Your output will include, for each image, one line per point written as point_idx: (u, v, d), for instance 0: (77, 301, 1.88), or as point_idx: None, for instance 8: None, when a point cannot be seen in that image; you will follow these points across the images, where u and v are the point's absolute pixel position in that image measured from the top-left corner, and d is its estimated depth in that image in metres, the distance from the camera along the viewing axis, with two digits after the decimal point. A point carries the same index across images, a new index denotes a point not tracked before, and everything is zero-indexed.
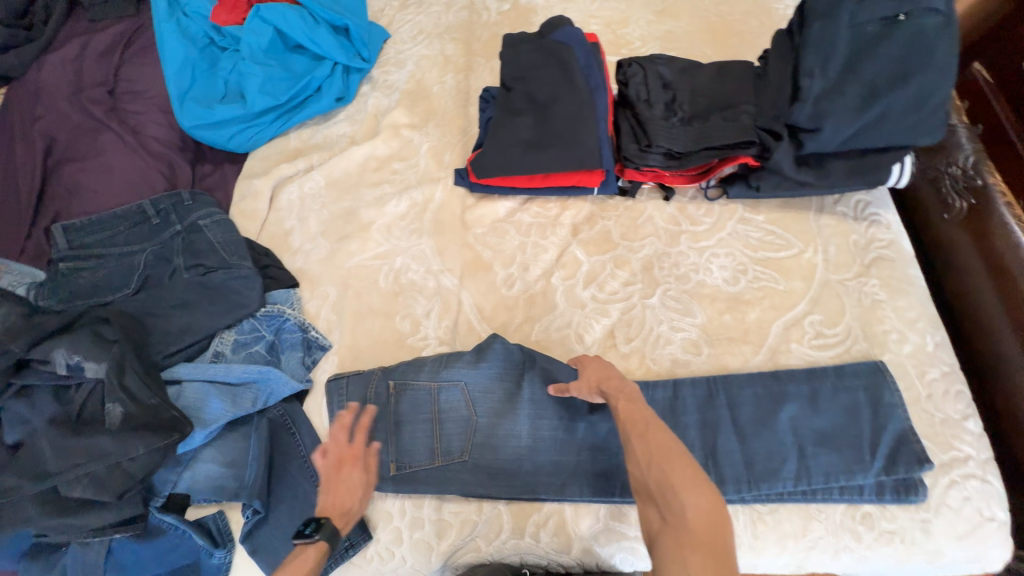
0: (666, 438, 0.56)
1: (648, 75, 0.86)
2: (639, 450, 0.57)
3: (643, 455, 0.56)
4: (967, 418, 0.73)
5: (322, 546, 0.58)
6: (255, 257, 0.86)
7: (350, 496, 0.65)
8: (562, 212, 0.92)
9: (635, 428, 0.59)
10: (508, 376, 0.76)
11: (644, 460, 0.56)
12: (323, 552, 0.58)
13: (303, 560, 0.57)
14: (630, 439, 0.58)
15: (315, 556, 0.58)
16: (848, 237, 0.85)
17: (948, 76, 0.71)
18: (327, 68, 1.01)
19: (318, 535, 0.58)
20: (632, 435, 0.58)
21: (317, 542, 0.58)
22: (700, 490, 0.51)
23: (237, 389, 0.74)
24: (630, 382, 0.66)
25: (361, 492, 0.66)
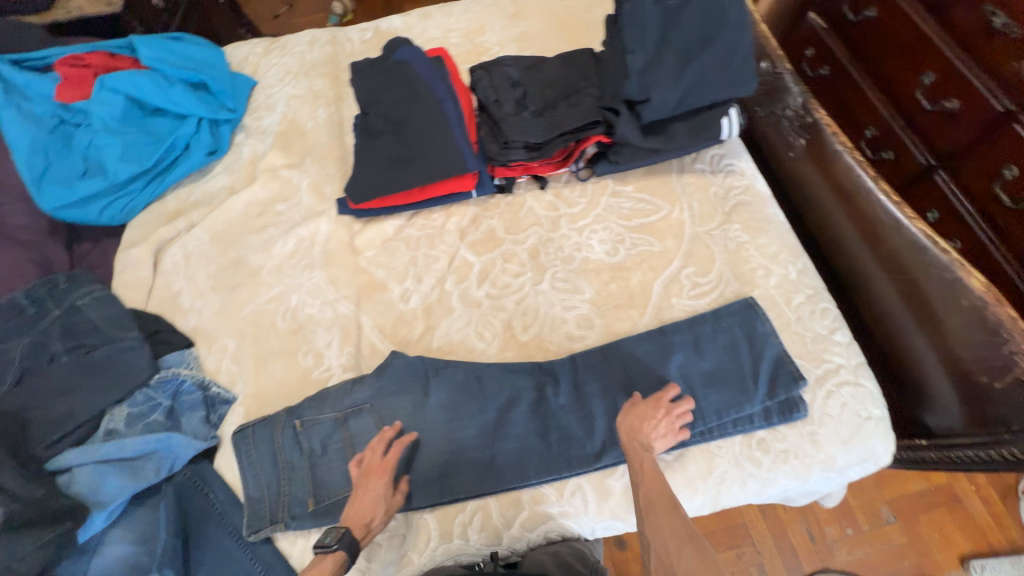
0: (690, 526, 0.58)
1: (495, 78, 0.91)
2: (661, 530, 0.59)
3: (674, 541, 0.57)
4: (834, 330, 0.79)
5: (340, 556, 0.62)
6: (144, 326, 0.85)
7: (370, 511, 0.67)
8: (447, 219, 0.95)
9: (657, 506, 0.61)
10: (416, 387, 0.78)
11: (673, 546, 0.57)
12: (340, 563, 0.62)
13: (320, 570, 0.62)
14: (654, 518, 0.60)
15: (332, 565, 0.62)
16: (708, 190, 0.92)
17: (744, 34, 0.80)
18: (191, 125, 1.01)
19: (336, 546, 0.62)
20: (651, 514, 0.61)
21: (335, 551, 0.62)
22: None
23: (135, 462, 0.72)
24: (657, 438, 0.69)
25: (384, 508, 0.68)
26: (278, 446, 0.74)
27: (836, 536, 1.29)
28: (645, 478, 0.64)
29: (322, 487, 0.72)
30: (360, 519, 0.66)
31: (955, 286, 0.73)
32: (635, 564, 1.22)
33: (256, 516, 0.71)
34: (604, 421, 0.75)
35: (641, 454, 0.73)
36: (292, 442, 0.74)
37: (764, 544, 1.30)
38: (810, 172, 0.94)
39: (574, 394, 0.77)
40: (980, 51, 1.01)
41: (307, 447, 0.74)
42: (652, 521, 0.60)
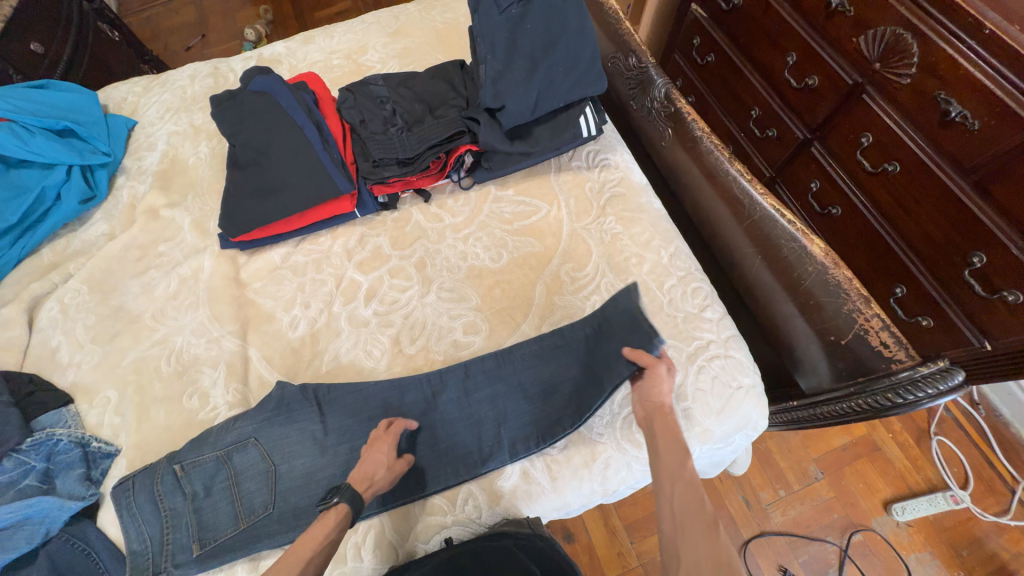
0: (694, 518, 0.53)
1: (360, 98, 0.92)
2: (691, 551, 0.51)
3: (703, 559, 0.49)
4: (704, 308, 0.83)
5: (342, 511, 0.61)
6: (15, 387, 0.81)
7: (376, 468, 0.67)
8: (333, 241, 0.95)
9: (683, 520, 0.53)
10: (297, 417, 0.77)
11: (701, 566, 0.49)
12: (344, 517, 0.61)
13: (322, 526, 0.60)
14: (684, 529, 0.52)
15: (335, 519, 0.60)
16: (584, 186, 0.95)
17: (585, 38, 0.84)
18: (60, 173, 0.97)
19: (336, 500, 0.61)
20: (679, 528, 0.53)
21: (337, 505, 0.61)
22: None
23: (3, 532, 0.69)
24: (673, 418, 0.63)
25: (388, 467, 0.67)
26: (160, 493, 0.72)
27: (770, 500, 1.31)
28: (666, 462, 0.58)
29: (206, 529, 0.71)
30: (362, 478, 0.65)
31: (799, 252, 0.79)
32: (584, 555, 1.18)
33: (138, 570, 0.69)
34: (491, 424, 0.77)
35: (524, 455, 0.74)
36: (174, 488, 0.73)
37: None
38: (680, 158, 0.98)
39: (462, 400, 0.78)
40: (825, 28, 1.07)
41: (191, 490, 0.72)
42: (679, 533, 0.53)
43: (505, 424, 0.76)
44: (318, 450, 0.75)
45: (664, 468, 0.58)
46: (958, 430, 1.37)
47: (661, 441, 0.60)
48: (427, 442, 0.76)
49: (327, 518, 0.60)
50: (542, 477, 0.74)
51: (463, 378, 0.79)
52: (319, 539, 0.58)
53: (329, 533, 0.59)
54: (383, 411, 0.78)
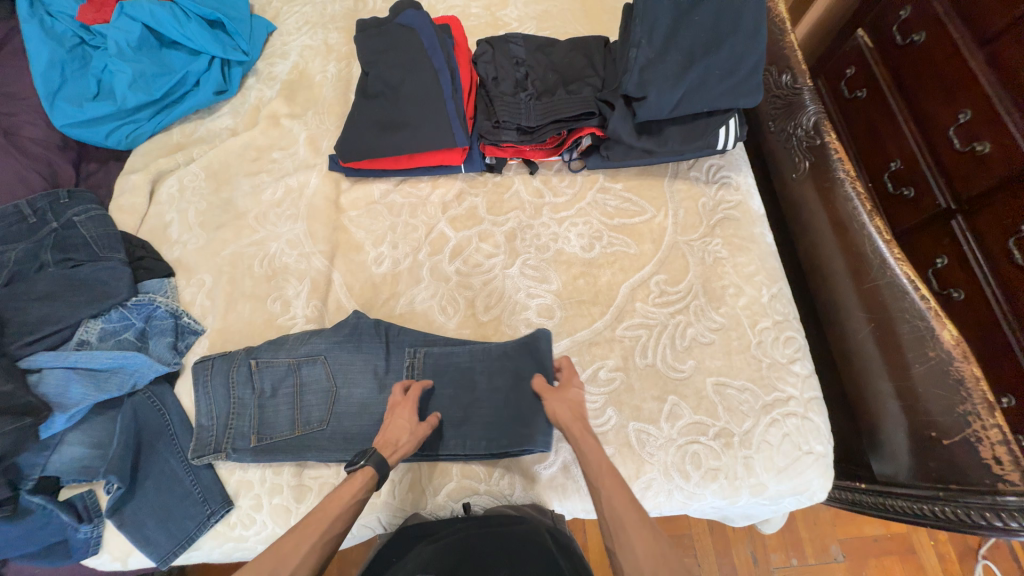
0: (649, 535, 0.56)
1: (498, 54, 0.89)
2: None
3: (648, 558, 0.55)
4: (794, 361, 0.78)
5: (369, 473, 0.64)
6: (131, 250, 0.89)
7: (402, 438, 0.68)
8: (433, 190, 0.95)
9: (659, 563, 0.54)
10: (364, 350, 0.80)
11: (646, 564, 0.54)
12: (370, 481, 0.63)
13: (348, 489, 0.62)
14: (627, 531, 0.57)
15: (361, 482, 0.63)
16: (697, 200, 0.89)
17: (756, 42, 0.76)
18: (204, 62, 1.02)
19: (363, 462, 0.64)
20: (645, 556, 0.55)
21: (364, 468, 0.64)
22: None
23: (100, 374, 0.76)
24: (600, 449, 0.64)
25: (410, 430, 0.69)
26: (234, 381, 0.78)
27: (779, 564, 1.26)
28: (608, 485, 0.61)
29: (266, 424, 0.76)
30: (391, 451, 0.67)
31: (923, 333, 0.71)
32: None
33: (202, 443, 0.75)
34: None
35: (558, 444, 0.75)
36: (245, 379, 0.78)
37: (705, 557, 1.26)
38: (810, 196, 0.91)
39: None
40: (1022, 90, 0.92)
41: (259, 388, 0.77)
42: (622, 536, 0.57)
43: None
44: (376, 385, 0.78)
45: (621, 504, 0.59)
46: (1010, 560, 1.25)
47: (606, 473, 0.61)
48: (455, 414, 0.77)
49: (345, 489, 0.62)
50: (581, 478, 0.74)
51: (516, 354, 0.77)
52: (345, 498, 0.61)
53: (353, 495, 0.61)
54: (440, 372, 0.78)
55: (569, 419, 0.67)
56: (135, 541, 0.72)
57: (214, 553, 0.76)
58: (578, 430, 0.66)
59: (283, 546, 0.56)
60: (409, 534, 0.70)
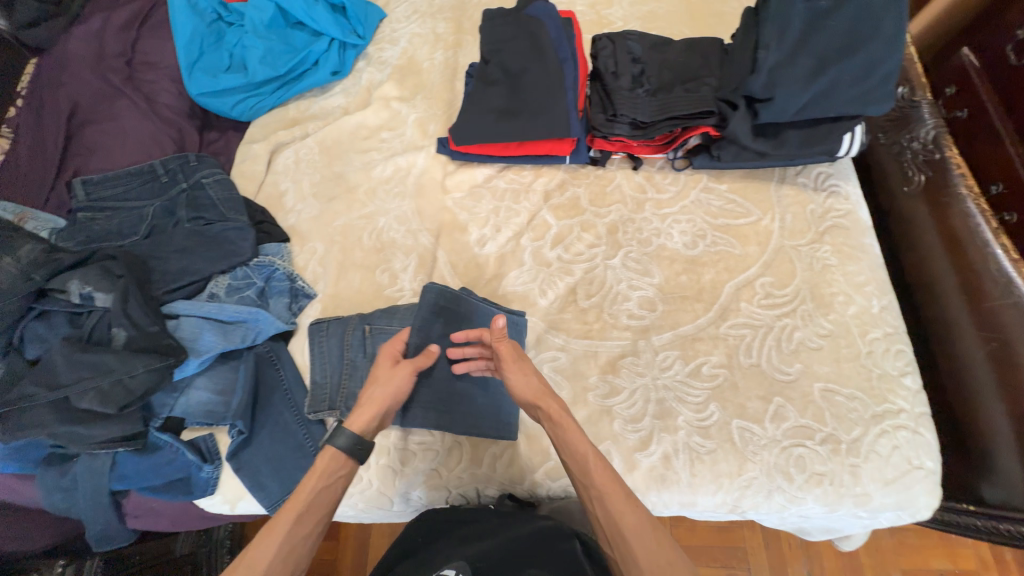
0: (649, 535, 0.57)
1: (617, 49, 0.91)
2: None
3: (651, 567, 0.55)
4: (905, 374, 0.76)
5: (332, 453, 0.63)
6: (252, 214, 0.94)
7: (388, 396, 0.69)
8: (536, 178, 0.98)
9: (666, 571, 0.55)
10: (449, 318, 0.80)
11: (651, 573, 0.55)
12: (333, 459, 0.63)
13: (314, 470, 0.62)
14: (626, 539, 0.57)
15: (326, 462, 0.62)
16: (805, 206, 0.89)
17: (895, 49, 0.75)
18: (325, 43, 1.09)
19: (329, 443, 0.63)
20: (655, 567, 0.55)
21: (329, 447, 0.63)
22: None
23: (228, 326, 0.81)
24: (577, 439, 0.63)
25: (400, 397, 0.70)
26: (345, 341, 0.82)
27: None
28: (599, 483, 0.61)
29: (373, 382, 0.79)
30: (367, 419, 0.67)
31: None
32: None
33: (317, 400, 0.79)
34: (648, 406, 0.77)
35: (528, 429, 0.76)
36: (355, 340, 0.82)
37: None
38: (921, 210, 0.89)
39: (611, 367, 0.80)
40: None
41: (371, 353, 0.81)
42: (623, 542, 0.57)
43: (663, 407, 0.77)
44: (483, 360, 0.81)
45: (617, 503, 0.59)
46: None
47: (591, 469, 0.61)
48: (454, 375, 0.80)
49: (311, 476, 0.61)
50: (681, 470, 0.74)
51: (454, 311, 0.80)
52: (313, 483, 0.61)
53: (326, 472, 0.62)
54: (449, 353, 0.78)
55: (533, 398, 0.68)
56: (251, 484, 0.77)
57: None
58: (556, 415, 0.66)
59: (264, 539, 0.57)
60: (438, 522, 0.72)
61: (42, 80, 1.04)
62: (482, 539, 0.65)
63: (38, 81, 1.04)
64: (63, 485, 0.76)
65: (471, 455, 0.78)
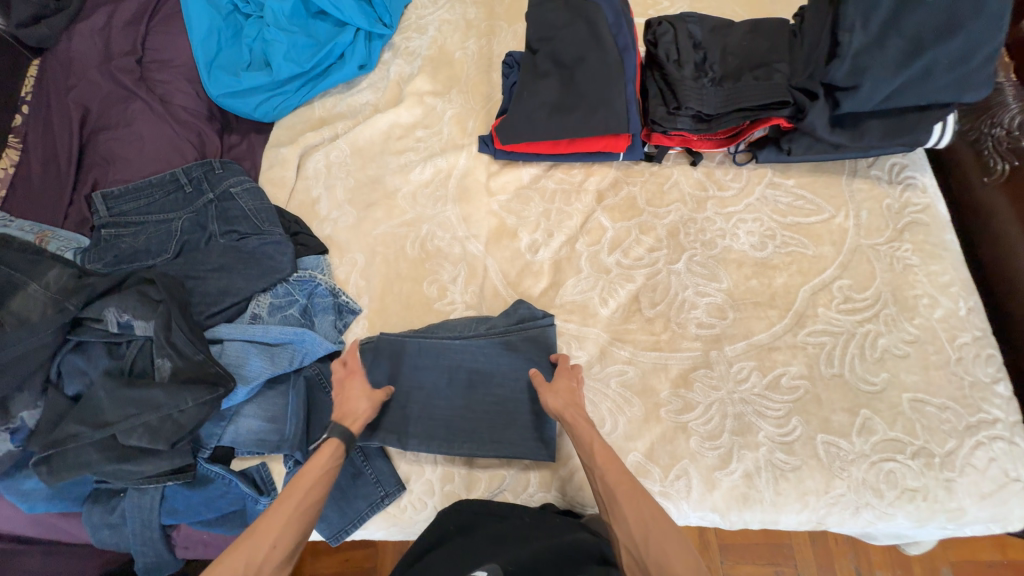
0: (643, 502, 0.57)
1: (679, 34, 0.84)
2: (664, 553, 0.53)
3: (637, 527, 0.55)
4: (998, 381, 0.72)
5: (336, 444, 0.65)
6: (286, 225, 0.88)
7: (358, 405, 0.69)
8: (587, 178, 0.91)
9: (654, 532, 0.55)
10: (483, 345, 0.76)
11: (638, 533, 0.55)
12: (337, 449, 0.65)
13: (319, 457, 0.64)
14: (619, 503, 0.58)
15: (330, 451, 0.64)
16: (881, 201, 0.83)
17: (998, 30, 0.69)
18: (351, 34, 1.00)
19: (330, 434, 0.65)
20: (647, 532, 0.55)
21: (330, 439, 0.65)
22: (684, 551, 0.53)
23: (274, 349, 0.76)
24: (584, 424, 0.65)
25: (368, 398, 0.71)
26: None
27: None
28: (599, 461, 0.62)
29: (442, 410, 0.75)
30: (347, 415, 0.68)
31: None
32: None
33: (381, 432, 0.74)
34: (726, 422, 0.73)
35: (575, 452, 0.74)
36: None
37: None
38: (1001, 203, 0.83)
39: (682, 382, 0.76)
40: None
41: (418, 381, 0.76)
42: (615, 505, 0.58)
43: (742, 422, 0.73)
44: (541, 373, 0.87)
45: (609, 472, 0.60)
46: None
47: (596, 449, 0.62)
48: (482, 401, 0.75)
49: (323, 456, 0.64)
50: (764, 488, 0.70)
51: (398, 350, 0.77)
52: (320, 467, 0.62)
53: (325, 465, 0.63)
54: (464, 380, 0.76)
55: (560, 408, 0.67)
56: None
57: (379, 532, 0.76)
58: (570, 417, 0.66)
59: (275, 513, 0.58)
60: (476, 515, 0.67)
61: (47, 83, 0.96)
62: (512, 539, 0.60)
63: (43, 85, 0.96)
64: (112, 522, 0.71)
65: (539, 479, 0.74)
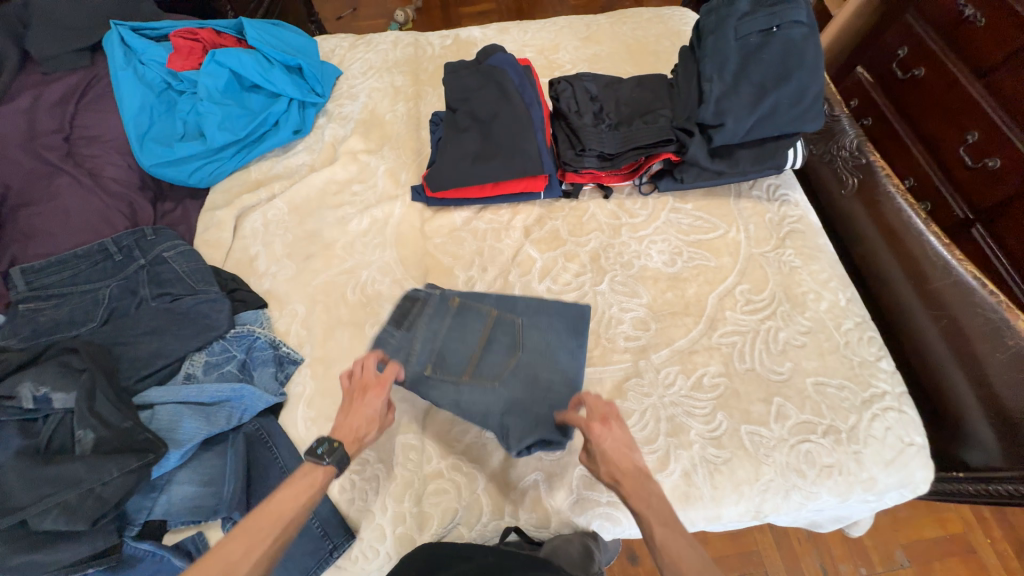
0: None
1: (576, 90, 0.98)
2: None
3: None
4: (880, 358, 0.83)
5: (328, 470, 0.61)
6: (223, 283, 0.89)
7: (360, 426, 0.66)
8: (514, 216, 1.00)
9: None
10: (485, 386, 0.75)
11: None
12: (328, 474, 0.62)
13: (304, 488, 0.60)
14: None
15: (322, 479, 0.61)
16: (764, 216, 0.97)
17: (819, 74, 0.86)
18: (284, 104, 1.08)
19: (327, 460, 0.61)
20: None
21: (325, 464, 0.61)
22: None
23: (210, 408, 0.75)
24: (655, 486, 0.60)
25: (374, 418, 0.68)
26: (435, 314, 0.80)
27: None
28: (671, 539, 0.56)
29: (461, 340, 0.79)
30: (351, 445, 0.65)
31: (999, 325, 0.77)
32: None
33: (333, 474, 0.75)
34: (660, 426, 0.78)
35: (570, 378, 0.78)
36: (446, 313, 0.81)
37: None
38: (858, 210, 1.00)
39: (617, 392, 0.81)
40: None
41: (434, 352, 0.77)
42: None
43: (674, 423, 0.78)
44: (571, 306, 0.82)
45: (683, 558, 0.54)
46: None
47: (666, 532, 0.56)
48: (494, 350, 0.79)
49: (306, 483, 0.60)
50: (703, 484, 0.74)
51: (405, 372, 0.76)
52: (300, 500, 0.59)
53: (304, 494, 0.59)
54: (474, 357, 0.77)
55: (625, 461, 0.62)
56: None
57: None
58: (640, 482, 0.61)
59: (259, 525, 0.55)
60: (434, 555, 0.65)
61: None
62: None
63: None
64: None
65: (491, 508, 0.74)
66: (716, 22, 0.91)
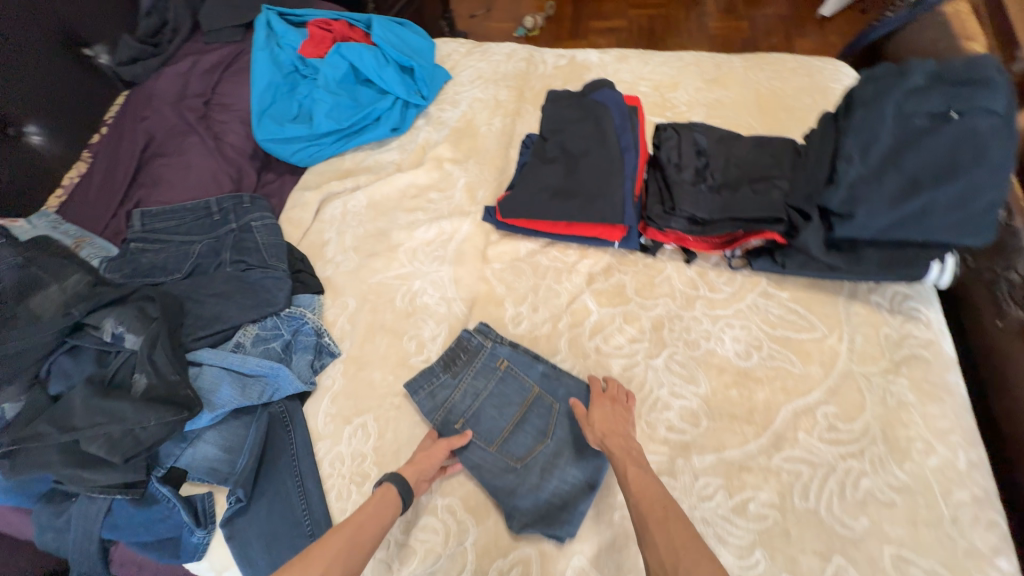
0: (688, 531, 0.53)
1: (682, 141, 0.89)
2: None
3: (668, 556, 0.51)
4: (1000, 554, 0.63)
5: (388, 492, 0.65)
6: (292, 262, 0.94)
7: (427, 464, 0.70)
8: (580, 259, 0.93)
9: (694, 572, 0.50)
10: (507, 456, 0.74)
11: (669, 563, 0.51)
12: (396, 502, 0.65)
13: (379, 505, 0.63)
14: (650, 532, 0.55)
15: (390, 505, 0.64)
16: (879, 329, 0.80)
17: (1000, 180, 0.68)
18: (390, 102, 1.12)
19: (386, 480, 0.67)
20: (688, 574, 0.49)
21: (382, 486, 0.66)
22: None
23: (247, 380, 0.79)
24: (635, 444, 0.67)
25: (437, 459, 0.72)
26: (480, 372, 0.80)
27: None
28: (640, 483, 0.60)
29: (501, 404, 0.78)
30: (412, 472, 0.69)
31: None
32: None
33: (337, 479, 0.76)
34: None
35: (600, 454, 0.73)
36: (490, 375, 0.80)
37: None
38: (1016, 352, 0.78)
39: None
40: None
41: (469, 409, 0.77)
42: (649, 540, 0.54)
43: None
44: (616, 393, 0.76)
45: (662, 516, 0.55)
46: None
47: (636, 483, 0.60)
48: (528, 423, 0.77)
49: (379, 503, 0.64)
50: None
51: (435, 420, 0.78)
52: (378, 516, 0.62)
53: (375, 507, 0.63)
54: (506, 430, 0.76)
55: (601, 416, 0.71)
56: (239, 557, 0.71)
57: None
58: (615, 439, 0.67)
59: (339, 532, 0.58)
60: None
61: (125, 113, 1.10)
62: None
63: (122, 114, 1.10)
64: (56, 525, 0.72)
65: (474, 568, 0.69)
66: (874, 91, 0.76)
